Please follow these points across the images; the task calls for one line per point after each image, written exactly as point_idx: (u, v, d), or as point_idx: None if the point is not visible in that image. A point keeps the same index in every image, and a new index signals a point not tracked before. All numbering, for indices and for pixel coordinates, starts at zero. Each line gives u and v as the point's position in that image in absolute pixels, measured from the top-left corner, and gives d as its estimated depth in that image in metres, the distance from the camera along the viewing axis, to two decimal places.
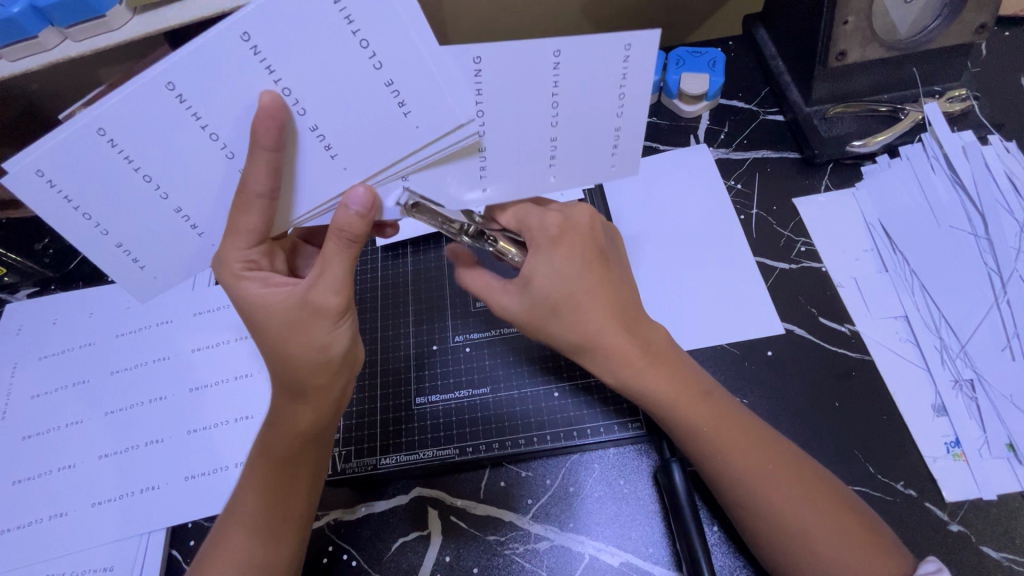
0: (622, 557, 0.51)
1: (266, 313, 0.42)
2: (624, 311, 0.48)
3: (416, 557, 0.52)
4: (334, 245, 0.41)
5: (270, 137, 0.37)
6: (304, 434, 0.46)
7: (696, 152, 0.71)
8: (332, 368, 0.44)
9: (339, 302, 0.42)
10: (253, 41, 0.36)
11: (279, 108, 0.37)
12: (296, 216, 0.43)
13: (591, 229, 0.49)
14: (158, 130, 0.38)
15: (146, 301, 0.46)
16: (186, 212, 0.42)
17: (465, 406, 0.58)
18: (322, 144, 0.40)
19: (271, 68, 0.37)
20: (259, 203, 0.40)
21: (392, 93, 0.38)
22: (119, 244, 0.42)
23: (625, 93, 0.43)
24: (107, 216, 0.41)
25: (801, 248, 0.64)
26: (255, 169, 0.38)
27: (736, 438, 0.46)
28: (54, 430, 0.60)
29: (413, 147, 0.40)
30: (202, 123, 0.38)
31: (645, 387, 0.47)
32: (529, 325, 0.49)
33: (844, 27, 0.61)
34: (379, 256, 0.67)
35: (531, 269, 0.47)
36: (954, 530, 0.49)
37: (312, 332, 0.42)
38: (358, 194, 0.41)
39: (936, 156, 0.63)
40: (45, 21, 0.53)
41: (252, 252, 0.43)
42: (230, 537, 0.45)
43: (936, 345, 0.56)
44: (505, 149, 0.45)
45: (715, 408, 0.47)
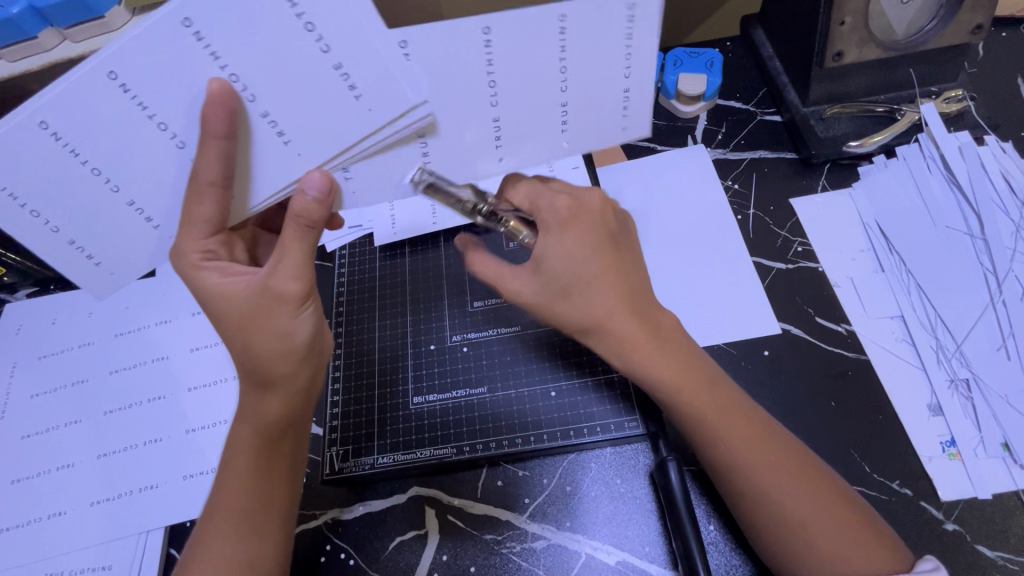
0: (619, 556, 0.51)
1: (228, 301, 0.44)
2: (636, 295, 0.47)
3: (414, 557, 0.52)
4: (292, 232, 0.41)
5: (219, 124, 0.38)
6: (276, 422, 0.46)
7: (693, 152, 0.71)
8: (295, 356, 0.45)
9: (301, 289, 0.43)
10: (195, 27, 0.36)
11: (227, 95, 0.37)
12: (253, 205, 0.43)
13: (602, 214, 0.49)
14: (98, 122, 0.38)
15: (106, 297, 0.46)
16: (138, 205, 0.42)
17: (465, 402, 0.58)
18: (275, 131, 0.40)
19: (216, 56, 0.37)
20: (212, 191, 0.40)
21: (342, 77, 0.38)
22: (72, 241, 0.43)
23: (630, 54, 0.42)
24: (55, 213, 0.41)
25: (798, 249, 0.64)
26: (206, 157, 0.38)
27: (739, 429, 0.46)
28: (53, 429, 0.61)
29: (366, 132, 0.40)
30: (148, 113, 0.38)
31: (652, 375, 0.47)
32: (539, 307, 0.48)
33: (841, 28, 0.61)
34: (378, 256, 0.68)
35: (543, 250, 0.47)
36: (950, 529, 0.49)
37: (273, 319, 0.43)
38: (314, 179, 0.41)
39: (933, 156, 0.63)
40: (44, 21, 0.53)
41: (210, 242, 0.43)
42: (214, 538, 0.45)
43: (933, 345, 0.56)
44: (518, 118, 0.43)
45: (718, 400, 0.47)
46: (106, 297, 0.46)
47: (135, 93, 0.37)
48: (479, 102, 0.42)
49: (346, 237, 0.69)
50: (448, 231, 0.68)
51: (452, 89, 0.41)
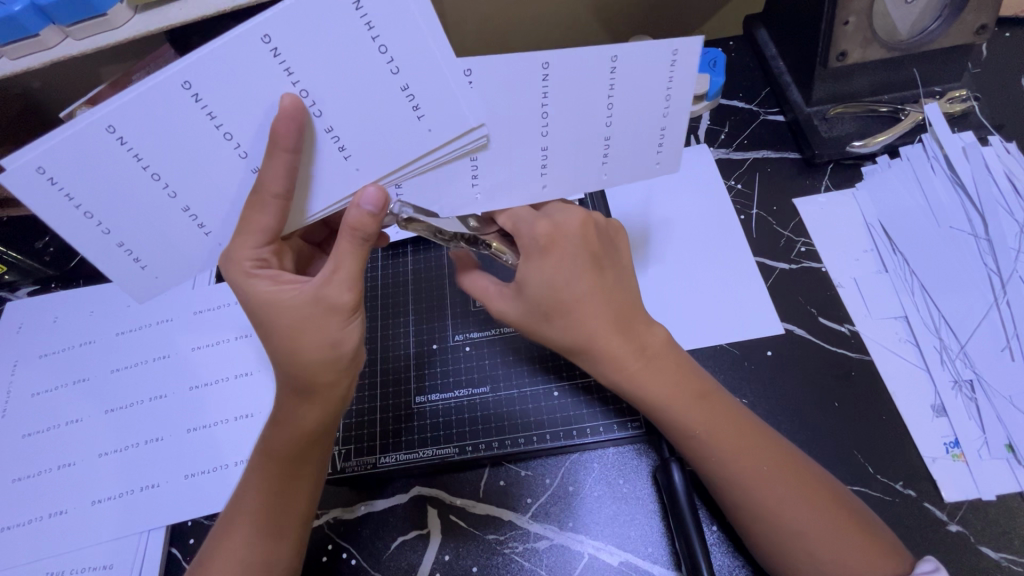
0: (621, 556, 0.51)
1: (275, 310, 0.43)
2: (622, 311, 0.48)
3: (415, 557, 0.52)
4: (346, 244, 0.42)
5: (290, 139, 0.38)
6: (311, 428, 0.46)
7: (696, 152, 0.71)
8: (340, 365, 0.44)
9: (353, 299, 0.43)
10: (274, 44, 0.37)
11: (299, 110, 0.38)
12: (309, 214, 0.44)
13: (582, 236, 0.48)
14: (168, 132, 0.38)
15: (145, 301, 0.46)
16: (194, 213, 0.42)
17: (465, 405, 0.58)
18: (337, 147, 0.41)
19: (290, 72, 0.38)
20: (274, 203, 0.41)
21: (407, 97, 0.40)
22: (121, 243, 0.42)
23: (670, 93, 0.45)
24: (110, 215, 0.41)
25: (801, 249, 0.64)
26: (273, 169, 0.39)
27: (734, 439, 0.46)
28: (54, 427, 0.60)
29: (425, 151, 0.42)
30: (215, 123, 0.39)
31: (642, 388, 0.47)
32: (526, 328, 0.50)
33: (845, 28, 0.61)
34: (379, 256, 0.68)
35: (524, 276, 0.48)
36: (954, 530, 0.49)
37: (322, 330, 0.42)
38: (370, 194, 0.41)
39: (936, 156, 0.63)
40: (46, 19, 0.53)
41: (262, 250, 0.43)
42: (235, 535, 0.45)
43: (936, 346, 0.56)
44: (563, 148, 0.46)
45: (714, 409, 0.47)
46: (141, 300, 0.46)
47: (206, 103, 0.38)
48: (528, 129, 0.44)
49: None
50: None
51: (505, 119, 0.43)
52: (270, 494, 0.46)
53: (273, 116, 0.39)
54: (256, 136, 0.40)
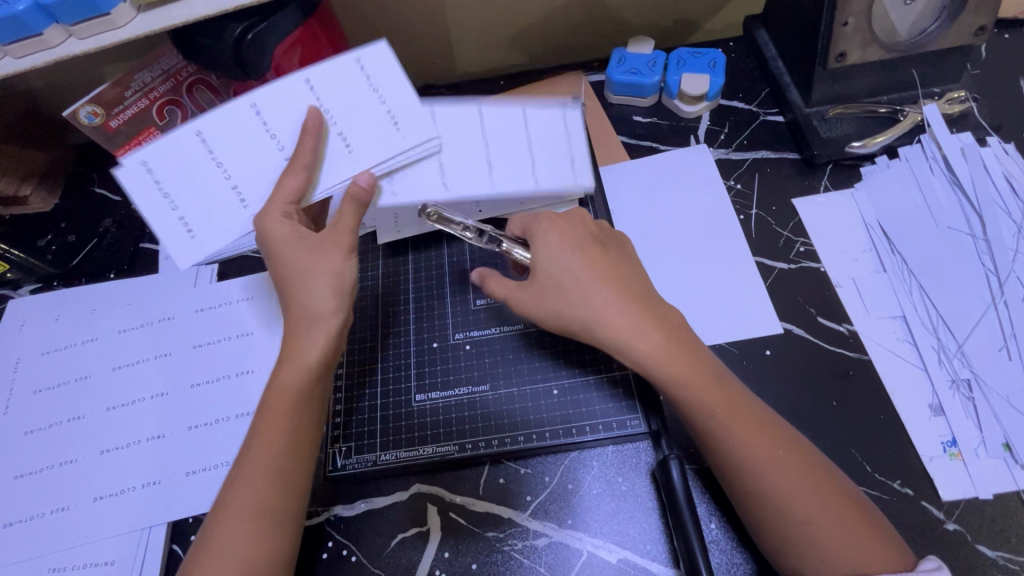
0: (621, 553, 0.51)
1: (289, 248, 0.48)
2: (634, 294, 0.49)
3: (415, 554, 0.52)
4: (348, 208, 0.49)
5: (310, 130, 0.49)
6: (312, 365, 0.47)
7: (696, 152, 0.71)
8: (345, 293, 0.48)
9: (351, 237, 0.49)
10: (312, 84, 0.50)
11: (319, 118, 0.49)
12: (319, 190, 0.50)
13: (583, 223, 0.54)
14: (236, 133, 0.50)
15: (184, 265, 0.49)
16: (240, 189, 0.50)
17: (466, 402, 0.58)
18: (342, 142, 0.51)
19: (318, 98, 0.50)
20: (300, 173, 0.49)
21: (389, 117, 0.51)
22: (180, 214, 0.49)
23: (571, 141, 0.54)
24: (180, 192, 0.49)
25: (800, 249, 0.64)
26: (299, 149, 0.49)
27: (745, 425, 0.46)
28: (56, 425, 0.61)
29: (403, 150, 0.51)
30: (265, 128, 0.50)
31: (660, 368, 0.48)
32: (533, 308, 0.51)
33: (844, 28, 0.61)
34: (380, 255, 0.68)
35: (535, 255, 0.52)
36: (950, 529, 0.49)
37: (329, 260, 0.48)
38: (363, 175, 0.50)
39: (935, 156, 0.63)
40: (50, 18, 0.53)
41: (289, 205, 0.48)
42: (234, 517, 0.44)
43: (934, 345, 0.56)
44: (490, 153, 0.54)
45: (728, 392, 0.47)
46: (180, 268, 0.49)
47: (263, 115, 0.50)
48: (467, 141, 0.53)
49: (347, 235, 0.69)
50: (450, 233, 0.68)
51: (451, 133, 0.53)
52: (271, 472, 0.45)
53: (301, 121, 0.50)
54: (291, 135, 0.50)
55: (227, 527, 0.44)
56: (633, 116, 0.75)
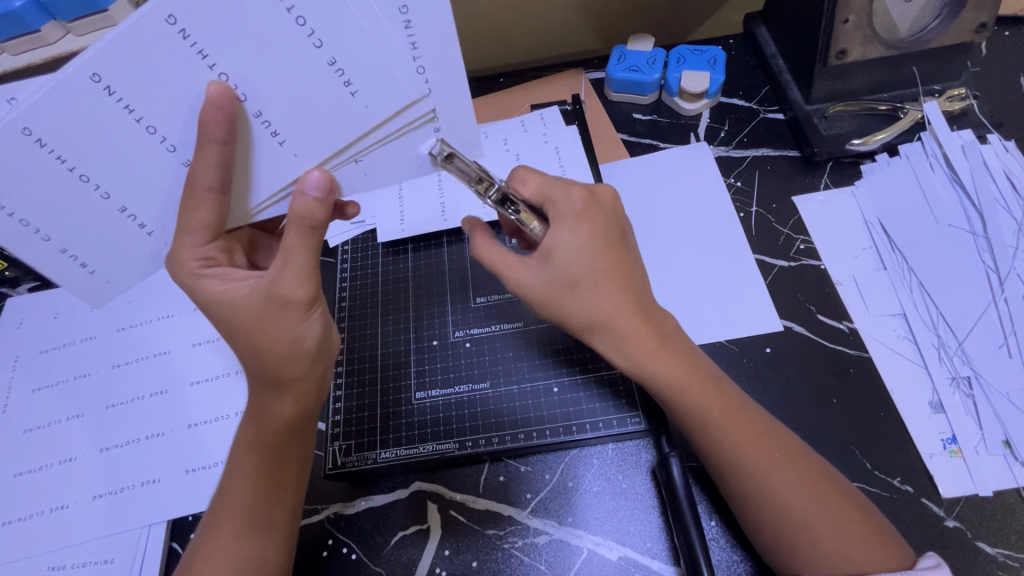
0: (620, 551, 0.51)
1: (232, 308, 0.43)
2: (638, 297, 0.48)
3: (415, 552, 0.52)
4: (292, 236, 0.41)
5: (218, 129, 0.37)
6: (288, 423, 0.47)
7: (696, 149, 0.71)
8: (306, 359, 0.45)
9: (306, 293, 0.43)
10: (179, 24, 0.35)
11: (226, 99, 0.37)
12: (253, 205, 0.43)
13: (613, 208, 0.50)
14: (90, 120, 0.37)
15: (102, 305, 0.46)
16: (131, 212, 0.42)
17: (466, 398, 0.58)
18: (269, 132, 0.40)
19: (202, 53, 0.36)
20: (209, 198, 0.40)
21: (336, 73, 0.38)
22: (64, 250, 0.43)
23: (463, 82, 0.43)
24: (47, 222, 0.41)
25: (800, 246, 0.64)
26: (203, 162, 0.38)
27: (745, 429, 0.46)
28: (54, 423, 0.61)
29: (366, 127, 0.41)
30: (134, 116, 0.38)
31: (654, 377, 0.47)
32: (544, 301, 0.48)
33: (845, 26, 0.61)
34: (380, 253, 0.68)
35: (552, 241, 0.47)
36: (951, 526, 0.49)
37: (284, 324, 0.43)
38: (314, 180, 0.41)
39: (935, 154, 0.63)
40: (48, 14, 0.53)
41: (208, 249, 0.43)
42: (220, 537, 0.45)
43: (934, 343, 0.56)
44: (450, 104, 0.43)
45: (724, 400, 0.47)
46: (100, 305, 0.47)
47: (120, 96, 0.37)
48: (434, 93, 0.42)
49: (350, 232, 0.69)
50: (450, 230, 0.68)
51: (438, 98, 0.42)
52: (254, 493, 0.46)
53: (200, 104, 0.38)
54: (184, 131, 0.39)
55: (212, 560, 0.45)
56: (632, 113, 0.75)
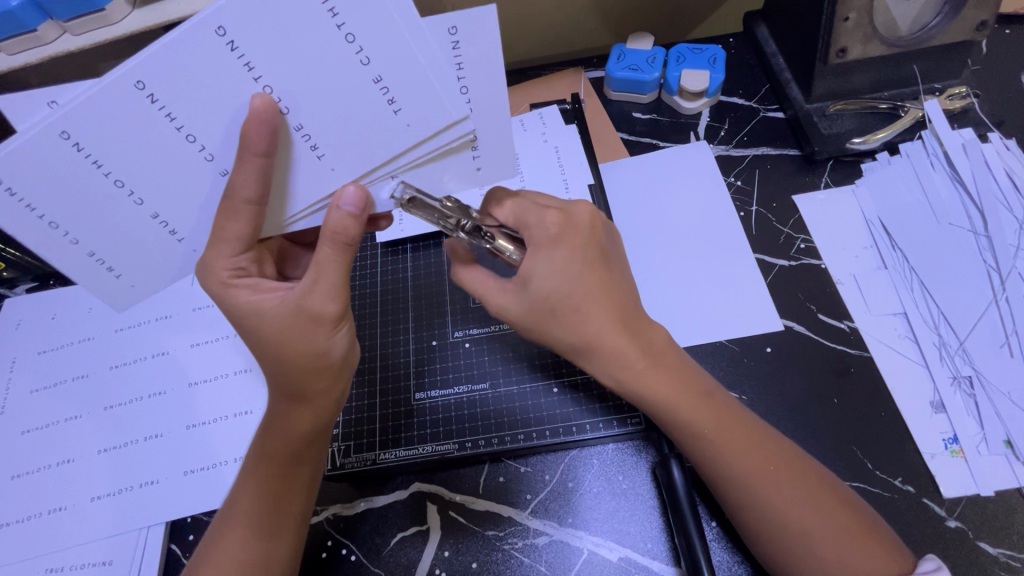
0: (621, 552, 0.51)
1: (260, 319, 0.43)
2: (627, 313, 0.48)
3: (415, 553, 0.52)
4: (326, 251, 0.41)
5: (261, 143, 0.37)
6: (304, 436, 0.46)
7: (696, 148, 0.71)
8: (331, 372, 0.45)
9: (337, 308, 0.43)
10: (229, 36, 0.34)
11: (270, 113, 0.37)
12: (288, 216, 0.43)
13: (591, 229, 0.49)
14: (130, 128, 0.37)
15: (125, 309, 0.46)
16: (164, 219, 0.41)
17: (466, 401, 0.58)
18: (310, 145, 0.40)
19: (250, 66, 0.36)
20: (248, 209, 0.39)
21: (381, 90, 0.38)
22: (91, 253, 0.42)
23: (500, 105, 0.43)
24: (77, 225, 0.40)
25: (800, 246, 0.64)
26: (243, 175, 0.38)
27: (739, 440, 0.46)
28: (54, 424, 0.60)
29: (408, 144, 0.41)
30: (175, 123, 0.37)
31: (645, 392, 0.47)
32: (525, 325, 0.48)
33: (845, 24, 0.61)
34: (378, 254, 0.67)
35: (529, 268, 0.47)
36: (952, 526, 0.49)
37: (312, 339, 0.43)
38: (350, 194, 0.40)
39: (936, 152, 0.63)
40: (45, 14, 0.53)
41: (240, 259, 0.42)
42: (231, 538, 0.45)
43: (936, 342, 0.56)
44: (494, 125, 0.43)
45: (718, 411, 0.47)
46: (121, 308, 0.46)
47: (162, 103, 0.36)
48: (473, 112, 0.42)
49: None
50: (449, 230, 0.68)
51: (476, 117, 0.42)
52: (259, 498, 0.46)
53: (244, 118, 0.37)
54: (222, 141, 0.39)
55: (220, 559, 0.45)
56: (632, 112, 0.75)
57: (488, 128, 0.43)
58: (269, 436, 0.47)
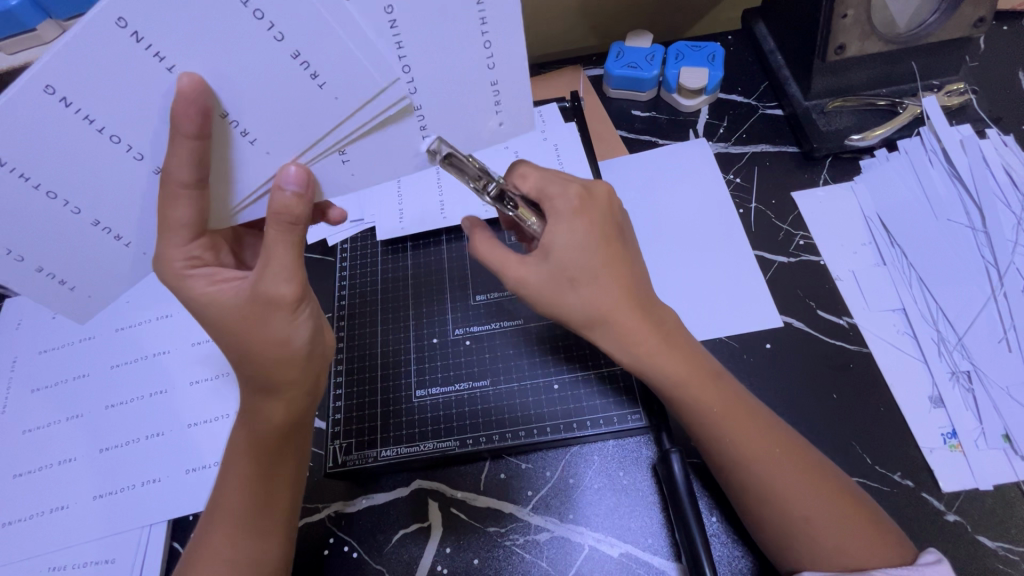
0: (621, 548, 0.51)
1: (217, 309, 0.43)
2: (637, 292, 0.48)
3: (416, 550, 0.52)
4: (274, 234, 0.41)
5: (192, 124, 0.36)
6: (280, 429, 0.46)
7: (695, 145, 0.71)
8: (299, 361, 0.44)
9: (293, 290, 0.42)
10: (132, 27, 0.34)
11: (199, 93, 0.36)
12: (236, 203, 0.43)
13: (609, 205, 0.49)
14: (47, 128, 0.36)
15: (89, 317, 0.48)
16: (104, 224, 0.42)
17: (466, 396, 0.58)
18: (240, 133, 0.39)
19: (158, 54, 0.35)
20: (186, 194, 0.39)
21: (302, 66, 0.37)
22: (40, 269, 0.44)
23: (507, 70, 0.42)
24: (21, 244, 0.42)
25: (800, 242, 0.64)
26: (178, 158, 0.37)
27: (742, 422, 0.46)
28: (54, 424, 0.61)
29: (340, 117, 0.40)
30: (96, 126, 0.37)
31: (654, 369, 0.48)
32: (542, 297, 0.48)
33: (844, 21, 0.61)
34: (379, 251, 0.67)
35: (550, 241, 0.47)
36: (951, 520, 0.49)
37: (272, 326, 0.42)
38: (292, 174, 0.41)
39: (935, 149, 0.63)
40: (45, 13, 0.53)
41: (193, 248, 0.42)
42: (216, 534, 0.46)
43: (934, 337, 0.56)
44: (513, 85, 0.43)
45: (725, 392, 0.47)
46: (85, 317, 0.48)
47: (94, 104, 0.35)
48: (471, 66, 0.41)
49: (349, 230, 0.69)
50: (450, 228, 0.68)
51: (450, 83, 0.42)
52: (243, 490, 0.46)
53: (172, 98, 0.36)
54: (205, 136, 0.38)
55: (209, 554, 0.45)
56: (632, 109, 0.75)
57: (507, 78, 0.42)
58: (250, 431, 0.46)
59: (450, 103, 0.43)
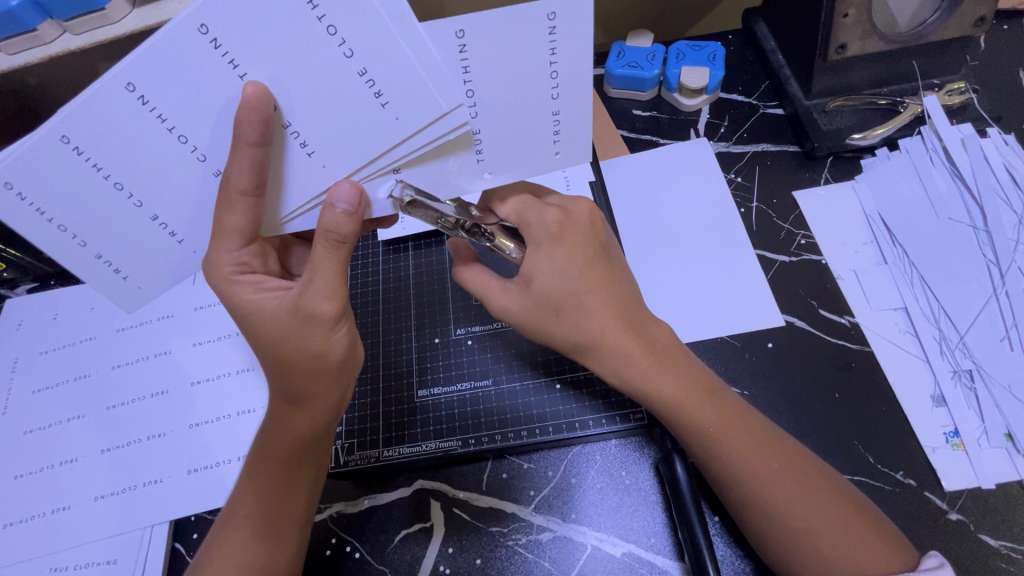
0: (624, 547, 0.51)
1: (258, 317, 0.43)
2: (626, 307, 0.48)
3: (418, 550, 0.52)
4: (320, 251, 0.40)
5: (253, 132, 0.36)
6: (306, 436, 0.46)
7: (696, 144, 0.71)
8: (328, 375, 0.44)
9: (333, 309, 0.42)
10: (211, 34, 0.34)
11: (263, 102, 0.36)
12: (284, 214, 0.42)
13: (592, 225, 0.48)
14: (115, 123, 0.36)
15: (132, 311, 0.46)
16: (164, 220, 0.42)
17: (467, 398, 0.58)
18: (300, 144, 0.39)
19: (233, 62, 0.35)
20: (242, 201, 0.39)
21: (367, 83, 0.37)
22: (98, 255, 0.42)
23: (568, 101, 0.41)
24: (86, 227, 0.40)
25: (800, 241, 0.64)
26: (238, 165, 0.37)
27: (738, 436, 0.46)
28: (55, 424, 0.60)
29: (398, 140, 0.39)
30: (166, 125, 0.37)
31: (644, 386, 0.47)
32: (528, 326, 0.49)
33: (844, 20, 0.60)
34: (380, 252, 0.67)
35: (532, 268, 0.47)
36: (953, 519, 0.49)
37: (307, 340, 0.42)
38: (344, 191, 0.40)
39: (936, 148, 0.63)
40: (45, 13, 0.53)
41: (243, 254, 0.42)
42: (231, 537, 0.46)
43: (935, 336, 0.56)
44: (574, 115, 0.42)
45: (718, 405, 0.47)
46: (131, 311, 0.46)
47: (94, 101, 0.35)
48: (536, 93, 0.41)
49: None
50: None
51: (503, 108, 0.41)
52: (258, 495, 0.46)
53: (236, 106, 0.36)
54: (212, 139, 0.38)
55: (223, 558, 0.45)
56: (632, 109, 0.75)
57: (572, 111, 0.42)
58: (269, 434, 0.46)
59: (513, 126, 0.42)
